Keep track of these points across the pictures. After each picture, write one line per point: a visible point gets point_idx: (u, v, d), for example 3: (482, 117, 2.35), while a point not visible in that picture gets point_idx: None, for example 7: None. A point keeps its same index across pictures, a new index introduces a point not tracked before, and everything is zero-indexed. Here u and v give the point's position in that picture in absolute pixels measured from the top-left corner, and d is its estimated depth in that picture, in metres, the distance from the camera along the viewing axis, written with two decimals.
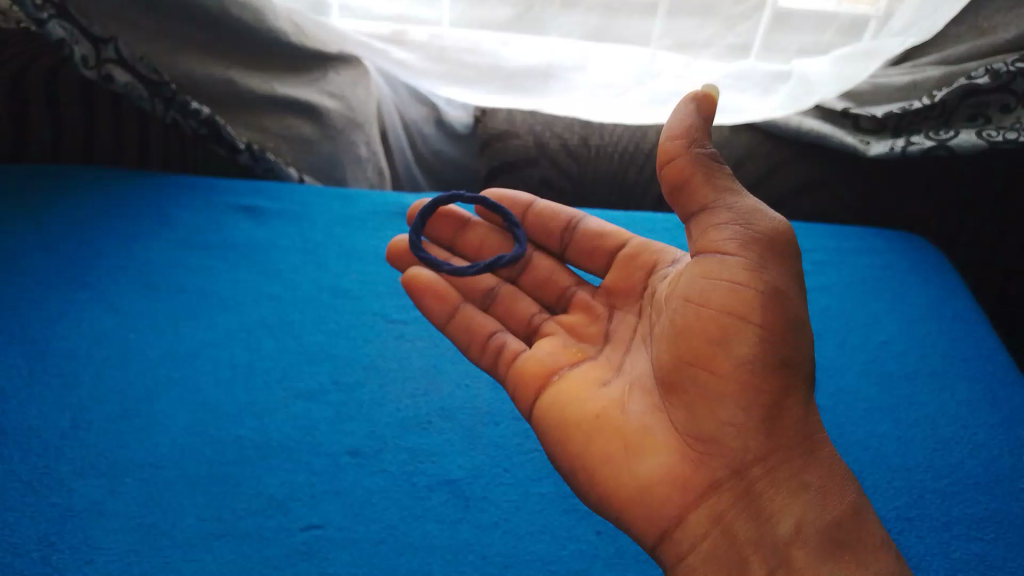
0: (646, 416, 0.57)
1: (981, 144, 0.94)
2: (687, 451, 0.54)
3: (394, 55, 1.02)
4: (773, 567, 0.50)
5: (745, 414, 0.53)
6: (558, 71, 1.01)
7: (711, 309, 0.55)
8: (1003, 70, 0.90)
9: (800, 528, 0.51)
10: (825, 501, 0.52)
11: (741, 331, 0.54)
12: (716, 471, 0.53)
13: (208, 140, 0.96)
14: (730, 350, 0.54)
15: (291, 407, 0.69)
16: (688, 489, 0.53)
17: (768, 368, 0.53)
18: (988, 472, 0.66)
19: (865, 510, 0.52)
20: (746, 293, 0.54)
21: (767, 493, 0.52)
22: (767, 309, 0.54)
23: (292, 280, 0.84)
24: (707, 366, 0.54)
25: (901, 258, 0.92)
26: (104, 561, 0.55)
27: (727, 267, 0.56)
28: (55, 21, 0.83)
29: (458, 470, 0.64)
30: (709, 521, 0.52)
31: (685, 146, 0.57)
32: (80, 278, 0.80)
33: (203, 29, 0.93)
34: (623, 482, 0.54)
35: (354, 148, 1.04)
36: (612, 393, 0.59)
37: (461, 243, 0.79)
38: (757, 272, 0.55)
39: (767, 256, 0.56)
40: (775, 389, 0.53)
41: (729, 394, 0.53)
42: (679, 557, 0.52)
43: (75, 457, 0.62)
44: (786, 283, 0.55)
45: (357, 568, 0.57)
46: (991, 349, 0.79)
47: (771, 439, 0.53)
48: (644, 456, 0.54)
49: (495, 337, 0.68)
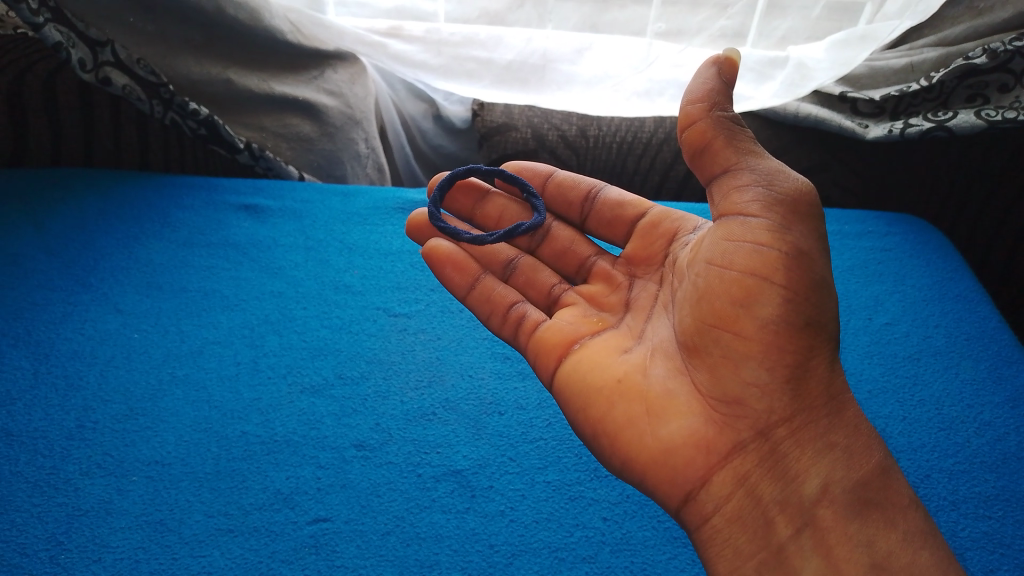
0: (669, 380, 0.55)
1: (981, 124, 0.92)
2: (711, 414, 0.53)
3: (393, 48, 1.02)
4: (799, 527, 0.51)
5: (769, 374, 0.53)
6: (553, 64, 1.02)
7: (735, 271, 0.54)
8: (1002, 49, 0.90)
9: (827, 488, 0.51)
10: (851, 461, 0.52)
11: (765, 292, 0.53)
12: (739, 433, 0.52)
13: (207, 140, 0.96)
14: (754, 310, 0.53)
15: (297, 402, 0.69)
16: (713, 451, 0.52)
17: (792, 329, 0.52)
18: (995, 451, 0.66)
19: (893, 470, 0.52)
20: (769, 254, 0.53)
21: (792, 454, 0.52)
22: (791, 270, 0.53)
23: (294, 277, 0.84)
24: (731, 328, 0.54)
25: (903, 240, 0.92)
26: (112, 559, 0.56)
27: (750, 229, 0.54)
28: (50, 25, 0.82)
29: (463, 460, 0.64)
30: (734, 482, 0.52)
31: (706, 108, 0.57)
32: (84, 280, 0.80)
33: (198, 28, 0.92)
34: (645, 446, 0.52)
35: (354, 144, 1.06)
36: (634, 358, 0.58)
37: (480, 214, 0.79)
38: (781, 233, 0.53)
39: (790, 217, 0.54)
40: (799, 348, 0.53)
41: (754, 355, 0.53)
42: (703, 518, 0.52)
43: (81, 456, 0.63)
44: (811, 246, 0.54)
45: (365, 560, 0.56)
46: (995, 328, 0.79)
47: (796, 400, 0.53)
48: (667, 419, 0.53)
49: (516, 307, 0.67)
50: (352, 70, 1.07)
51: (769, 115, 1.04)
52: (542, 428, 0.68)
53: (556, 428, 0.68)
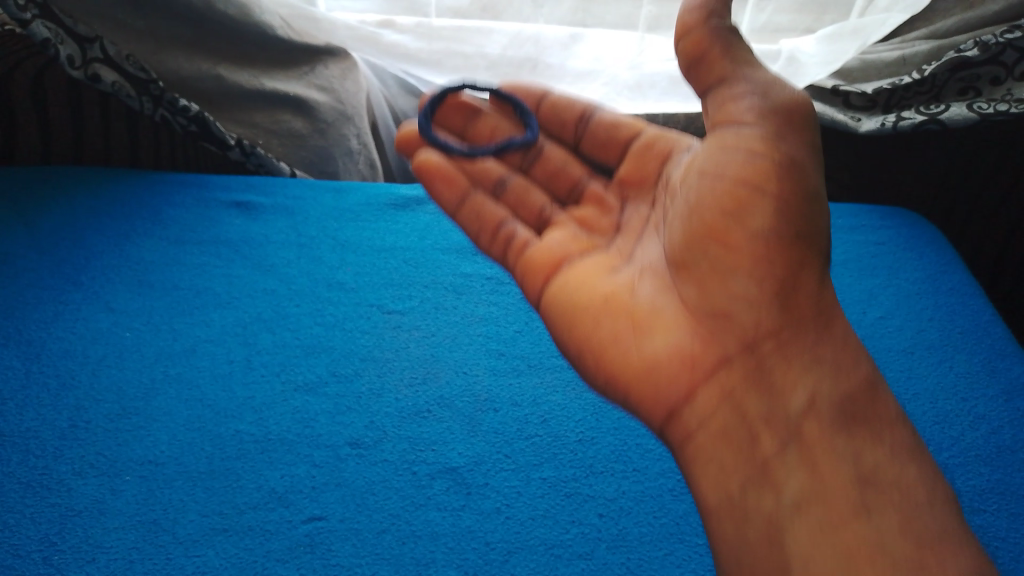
0: (656, 296, 0.54)
1: (973, 116, 0.92)
2: (697, 327, 0.52)
3: (387, 38, 1.00)
4: (786, 442, 0.48)
5: (758, 286, 0.51)
6: (543, 58, 1.01)
7: (727, 180, 0.53)
8: (993, 41, 0.91)
9: (814, 401, 0.49)
10: (838, 374, 0.50)
11: (757, 201, 0.52)
12: (726, 348, 0.51)
13: (199, 137, 0.95)
14: (744, 222, 0.52)
15: (290, 400, 0.69)
16: (697, 366, 0.51)
17: (782, 240, 0.51)
18: (990, 444, 0.66)
19: (880, 386, 0.50)
20: (761, 163, 0.52)
21: (778, 368, 0.50)
22: (782, 177, 0.52)
23: (286, 274, 0.83)
24: (719, 240, 0.52)
25: (897, 232, 0.92)
26: (106, 559, 0.55)
27: (743, 137, 0.53)
28: (38, 21, 0.82)
29: (459, 457, 0.64)
30: (719, 398, 0.50)
31: (702, 21, 0.55)
32: (74, 278, 0.80)
33: (189, 25, 0.92)
34: (629, 362, 0.52)
35: (346, 141, 1.04)
36: (624, 278, 0.57)
37: (472, 133, 0.77)
38: (772, 141, 0.53)
39: (785, 127, 0.53)
40: (788, 262, 0.51)
41: (743, 266, 0.52)
42: (687, 434, 0.50)
43: (73, 457, 0.62)
44: (799, 177, 0.52)
45: (360, 559, 0.56)
46: (989, 321, 0.79)
47: (784, 313, 0.51)
48: (653, 333, 0.52)
49: (505, 226, 0.67)
50: (344, 66, 1.04)
51: None
52: (537, 424, 0.68)
53: (552, 425, 0.68)
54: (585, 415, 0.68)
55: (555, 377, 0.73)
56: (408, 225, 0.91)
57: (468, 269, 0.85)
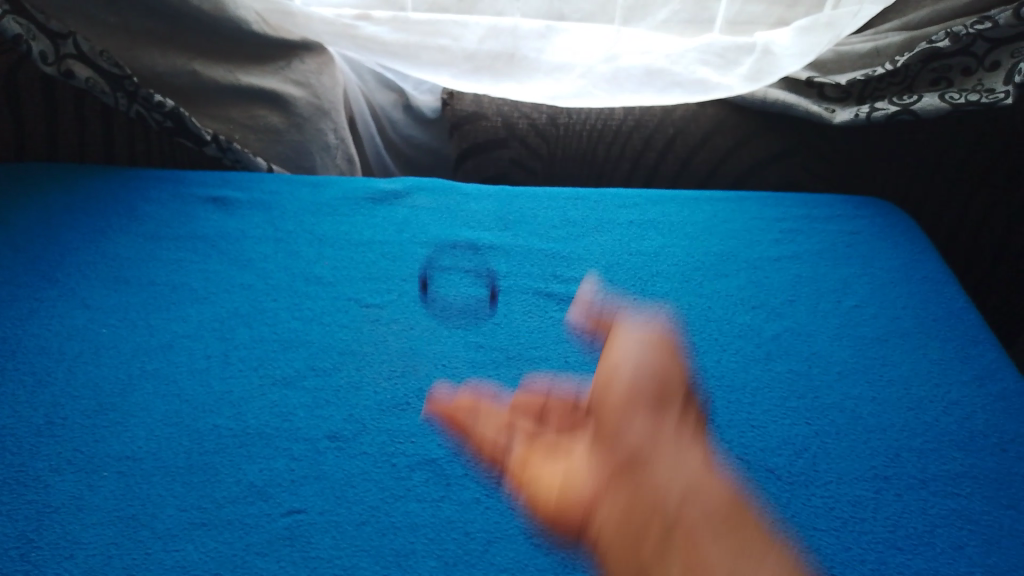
0: (530, 444, 0.64)
1: (945, 106, 0.93)
2: (595, 468, 0.61)
3: (364, 31, 0.99)
4: (670, 527, 0.57)
5: (643, 482, 0.60)
6: (521, 53, 1.01)
7: (603, 414, 0.66)
8: (963, 32, 0.91)
9: (684, 502, 0.58)
10: (697, 491, 0.59)
11: (631, 416, 0.65)
12: (614, 480, 0.60)
13: (175, 133, 0.95)
14: (625, 435, 0.63)
15: (269, 394, 0.68)
16: (596, 498, 0.59)
17: (655, 438, 0.63)
18: (962, 429, 0.67)
19: (742, 499, 0.59)
20: (634, 391, 0.66)
21: (650, 484, 0.60)
22: (659, 422, 0.65)
23: (264, 268, 0.83)
24: (604, 447, 0.63)
25: (873, 221, 0.93)
26: (84, 555, 0.55)
27: (611, 384, 0.68)
28: (9, 17, 0.83)
29: (438, 449, 0.64)
30: (619, 513, 0.58)
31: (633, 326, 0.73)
32: (50, 275, 0.79)
33: (160, 19, 0.93)
34: (526, 484, 0.61)
35: (323, 135, 1.04)
36: (522, 421, 0.66)
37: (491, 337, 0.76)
38: (649, 364, 0.69)
39: (666, 353, 0.70)
40: (644, 443, 0.63)
41: (628, 463, 0.61)
42: (592, 532, 0.57)
43: (50, 453, 0.62)
44: (652, 364, 0.69)
45: (340, 550, 0.56)
46: (962, 308, 0.80)
47: (663, 502, 0.58)
48: (550, 471, 0.61)
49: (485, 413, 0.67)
50: (321, 60, 1.04)
51: (738, 102, 1.04)
52: (516, 415, 0.68)
53: (531, 415, 0.68)
54: (564, 405, 0.69)
55: (534, 369, 0.73)
56: (386, 218, 0.91)
57: (446, 263, 0.85)
